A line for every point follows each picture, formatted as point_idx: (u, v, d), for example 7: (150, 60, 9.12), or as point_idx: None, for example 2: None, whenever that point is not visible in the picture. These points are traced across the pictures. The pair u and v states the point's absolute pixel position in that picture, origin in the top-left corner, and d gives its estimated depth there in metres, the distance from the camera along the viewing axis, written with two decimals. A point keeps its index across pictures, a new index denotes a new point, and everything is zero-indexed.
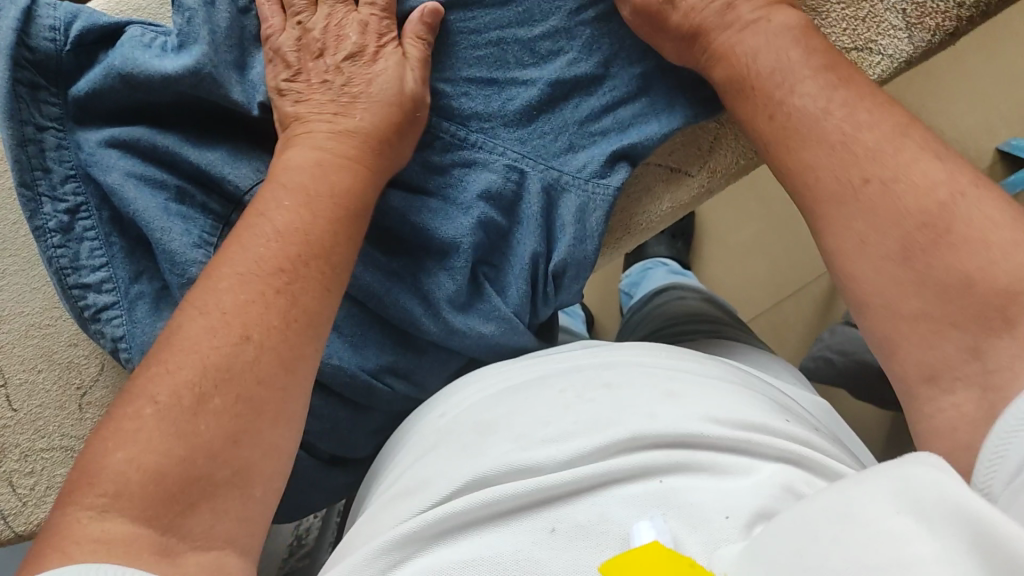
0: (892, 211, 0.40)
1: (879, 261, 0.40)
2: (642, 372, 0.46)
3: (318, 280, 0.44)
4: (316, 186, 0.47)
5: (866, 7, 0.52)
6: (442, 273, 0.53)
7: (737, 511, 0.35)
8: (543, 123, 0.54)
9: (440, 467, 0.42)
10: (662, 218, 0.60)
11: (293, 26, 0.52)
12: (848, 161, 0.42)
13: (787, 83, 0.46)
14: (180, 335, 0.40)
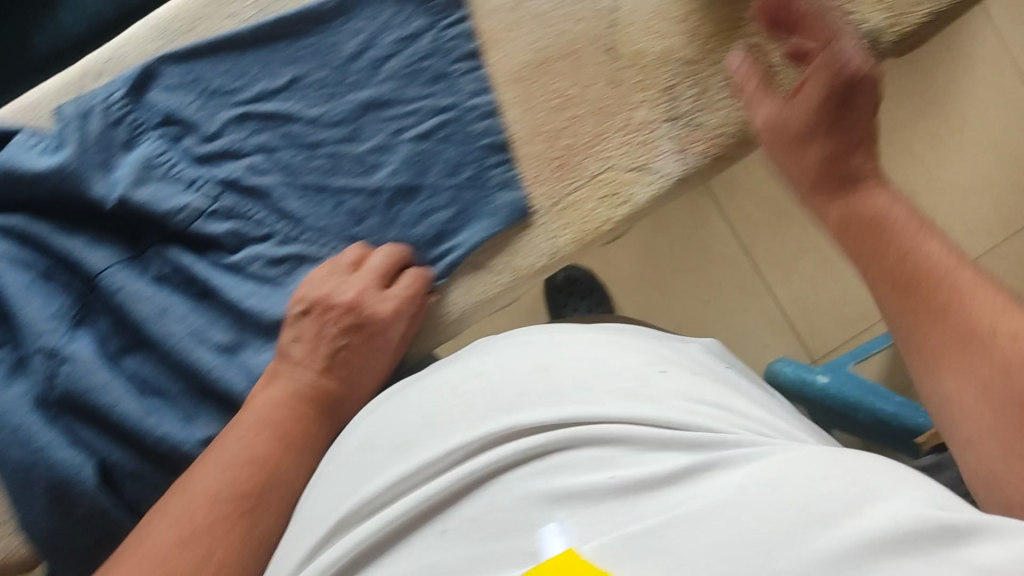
0: (962, 328, 0.46)
1: (966, 380, 0.44)
2: (528, 356, 0.53)
3: (277, 504, 0.54)
4: (285, 431, 0.56)
5: (644, 133, 0.61)
6: (264, 349, 0.61)
7: (627, 472, 0.43)
8: (367, 225, 0.62)
9: (336, 492, 0.50)
10: (472, 310, 0.65)
11: (157, 137, 0.61)
12: (899, 286, 0.49)
13: (901, 229, 0.51)
14: (147, 544, 0.50)
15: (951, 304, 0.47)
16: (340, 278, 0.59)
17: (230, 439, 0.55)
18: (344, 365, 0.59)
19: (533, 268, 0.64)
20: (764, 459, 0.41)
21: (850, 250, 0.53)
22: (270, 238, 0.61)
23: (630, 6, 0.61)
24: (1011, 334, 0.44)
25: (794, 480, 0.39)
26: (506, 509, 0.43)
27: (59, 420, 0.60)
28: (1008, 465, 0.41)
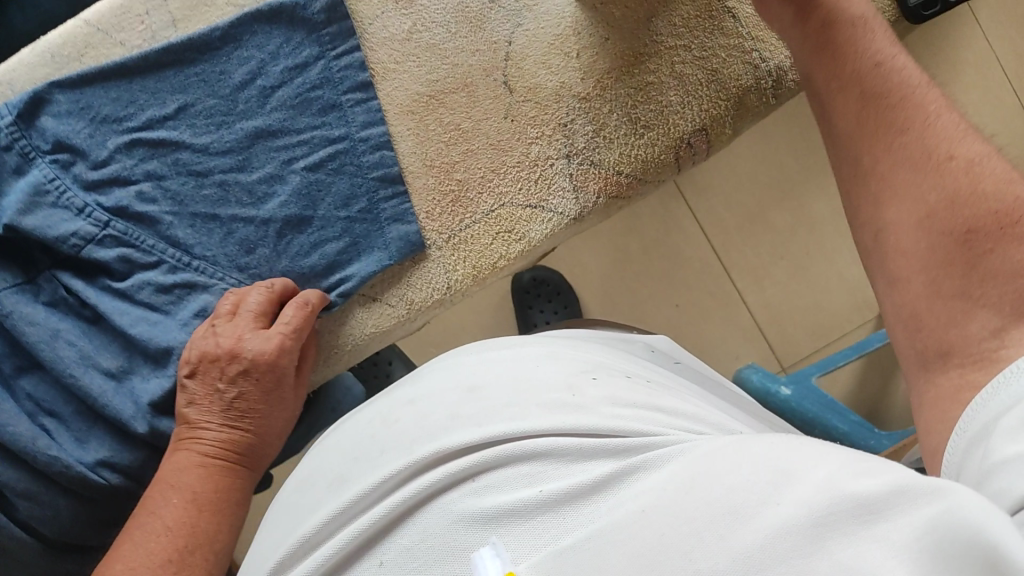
0: (948, 183, 0.43)
1: (935, 236, 0.43)
2: (454, 375, 0.52)
3: (201, 564, 0.56)
4: (200, 487, 0.58)
5: (539, 170, 0.60)
6: (154, 376, 0.62)
7: (556, 484, 0.40)
8: (259, 254, 0.62)
9: (282, 527, 0.49)
10: (368, 340, 0.64)
11: (47, 163, 0.61)
12: (879, 181, 0.46)
13: (923, 111, 0.46)
14: None
15: (933, 154, 0.44)
16: (216, 333, 0.58)
17: (145, 512, 0.56)
18: (239, 407, 0.60)
19: (428, 301, 0.62)
20: (698, 464, 0.37)
21: (820, 61, 0.52)
22: (161, 265, 0.61)
23: (523, 40, 0.60)
24: (990, 155, 0.44)
25: (724, 485, 0.36)
26: (440, 532, 0.41)
27: None
28: (931, 305, 0.43)
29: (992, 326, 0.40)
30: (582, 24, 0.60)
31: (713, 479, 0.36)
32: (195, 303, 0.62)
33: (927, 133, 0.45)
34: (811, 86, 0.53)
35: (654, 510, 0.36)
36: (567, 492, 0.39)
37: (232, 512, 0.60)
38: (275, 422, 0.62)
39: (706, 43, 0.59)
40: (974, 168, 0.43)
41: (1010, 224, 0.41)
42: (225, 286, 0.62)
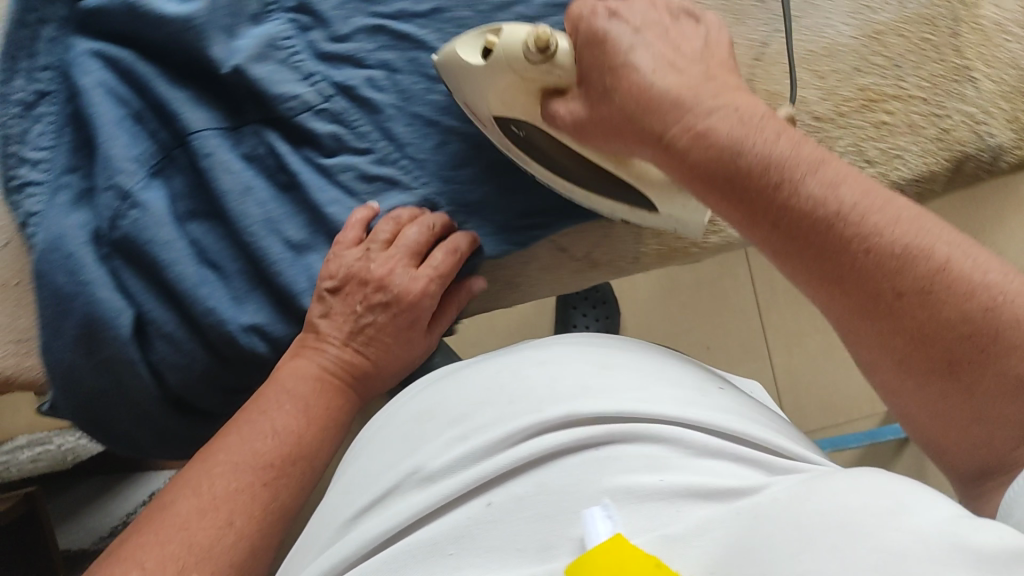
0: (938, 322, 0.42)
1: (876, 345, 0.45)
2: (576, 351, 0.52)
3: (299, 476, 0.57)
4: (314, 401, 0.58)
5: None
6: None
7: (679, 477, 0.43)
8: (465, 172, 0.62)
9: (389, 456, 0.50)
10: (543, 286, 0.66)
11: (290, 21, 0.60)
12: (887, 337, 0.44)
13: (869, 227, 0.44)
14: (171, 510, 0.52)
15: (945, 357, 0.43)
16: (367, 257, 0.59)
17: (257, 412, 0.57)
18: (377, 338, 0.61)
19: (612, 264, 0.64)
20: (830, 486, 0.40)
21: (667, 154, 0.49)
22: (369, 155, 0.61)
23: (782, 45, 0.61)
24: (974, 260, 0.43)
25: (865, 512, 0.38)
26: (557, 492, 0.43)
27: (109, 261, 0.59)
28: (948, 411, 0.44)
29: (1013, 440, 0.41)
30: (837, 49, 0.62)
31: (847, 503, 0.38)
32: (392, 201, 0.62)
33: (897, 251, 0.43)
34: (763, 237, 0.47)
35: (769, 517, 0.40)
36: (688, 492, 0.42)
37: (339, 435, 0.60)
38: (395, 366, 0.63)
39: (944, 104, 0.62)
40: (931, 296, 0.42)
41: (990, 346, 0.41)
42: (423, 193, 0.62)
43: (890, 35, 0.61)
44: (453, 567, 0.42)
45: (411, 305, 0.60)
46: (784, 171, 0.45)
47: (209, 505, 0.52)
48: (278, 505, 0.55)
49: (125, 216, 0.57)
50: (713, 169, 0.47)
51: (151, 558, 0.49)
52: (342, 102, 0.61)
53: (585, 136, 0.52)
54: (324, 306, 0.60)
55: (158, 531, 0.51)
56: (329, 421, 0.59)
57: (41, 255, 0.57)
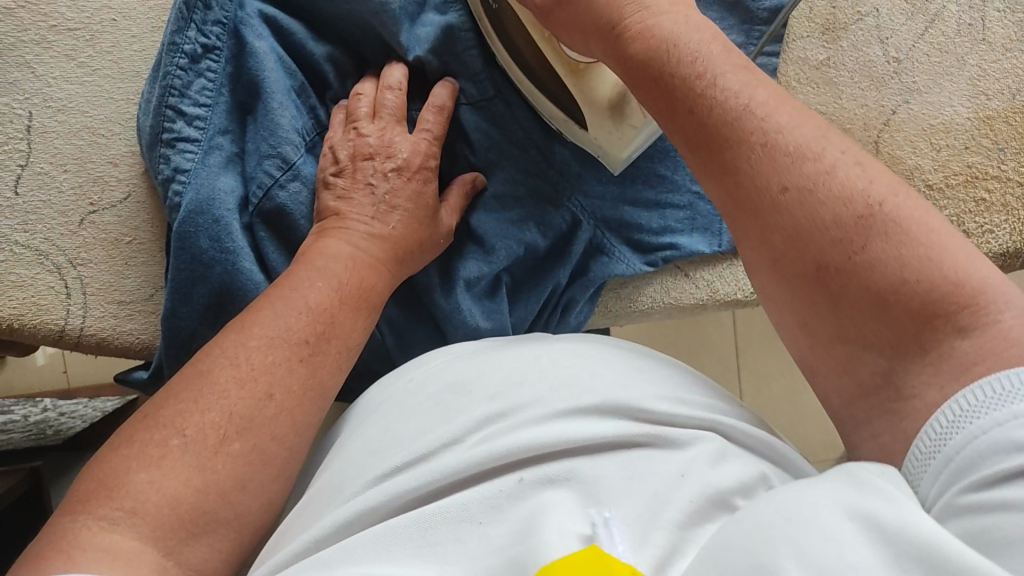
0: (812, 223, 0.39)
1: (792, 278, 0.40)
2: (614, 350, 0.48)
3: (335, 357, 0.49)
4: (348, 277, 0.51)
5: None
6: (473, 259, 0.60)
7: (703, 478, 0.38)
8: (607, 188, 0.63)
9: (410, 423, 0.44)
10: (659, 310, 0.66)
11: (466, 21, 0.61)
12: (801, 245, 0.40)
13: (767, 132, 0.42)
14: (209, 379, 0.44)
15: (819, 256, 0.39)
16: (359, 129, 0.56)
17: (288, 290, 0.49)
18: (391, 209, 0.55)
19: (730, 297, 0.65)
20: (791, 487, 0.33)
21: (642, 90, 0.47)
22: (519, 160, 0.62)
23: (905, 115, 0.67)
24: (829, 164, 0.41)
25: (809, 505, 0.30)
26: (586, 480, 0.38)
27: (253, 230, 0.56)
28: (815, 351, 0.40)
29: (880, 370, 0.37)
30: (953, 126, 0.67)
31: (801, 500, 0.31)
32: (536, 207, 0.62)
33: (790, 151, 0.41)
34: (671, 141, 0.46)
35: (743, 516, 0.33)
36: (705, 501, 0.36)
37: (372, 318, 0.52)
38: (410, 237, 0.55)
39: None
40: (811, 194, 0.40)
41: (859, 252, 0.38)
42: (568, 204, 0.62)
43: (999, 121, 0.67)
44: (480, 537, 0.36)
45: (421, 167, 0.57)
46: (708, 69, 0.45)
47: (247, 378, 0.45)
48: (318, 387, 0.47)
49: (283, 187, 0.56)
50: (643, 65, 0.47)
51: (193, 424, 0.42)
52: (500, 106, 0.61)
53: (552, 22, 0.52)
54: (335, 180, 0.55)
55: (194, 399, 0.43)
56: (360, 302, 0.51)
57: (187, 215, 0.54)
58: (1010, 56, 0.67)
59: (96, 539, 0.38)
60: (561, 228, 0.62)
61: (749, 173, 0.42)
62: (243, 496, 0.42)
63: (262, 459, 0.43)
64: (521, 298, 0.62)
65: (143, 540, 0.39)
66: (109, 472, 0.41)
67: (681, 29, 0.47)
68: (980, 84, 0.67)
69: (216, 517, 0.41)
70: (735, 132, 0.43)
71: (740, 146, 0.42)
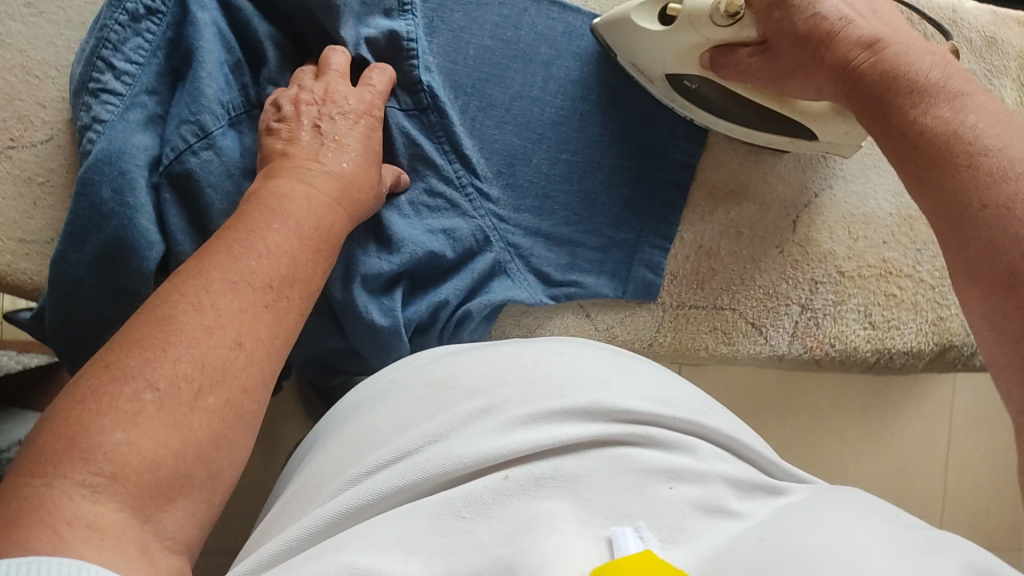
0: (1006, 237, 0.40)
1: (984, 282, 0.40)
2: (597, 355, 0.52)
3: (297, 303, 0.50)
4: (304, 216, 0.53)
5: (777, 302, 0.67)
6: (377, 255, 0.59)
7: (687, 489, 0.41)
8: (524, 217, 0.64)
9: (397, 418, 0.46)
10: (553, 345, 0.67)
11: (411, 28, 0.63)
12: (991, 251, 0.40)
13: (970, 150, 0.44)
14: (173, 326, 0.43)
15: (997, 267, 0.40)
16: (302, 86, 0.58)
17: (244, 233, 0.50)
18: (339, 150, 0.57)
19: (626, 343, 0.67)
20: (818, 519, 0.39)
21: (845, 96, 0.51)
22: (440, 171, 0.62)
23: (832, 200, 0.69)
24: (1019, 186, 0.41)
25: (857, 548, 0.36)
26: (568, 479, 0.40)
27: (159, 191, 0.57)
28: (993, 346, 0.40)
29: None
30: (874, 220, 0.69)
31: (849, 541, 0.37)
32: (450, 221, 0.62)
33: (994, 172, 0.42)
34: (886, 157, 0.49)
35: (763, 541, 0.38)
36: (696, 512, 0.40)
37: (333, 258, 0.54)
38: (363, 191, 0.57)
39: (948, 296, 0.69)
40: (1015, 208, 0.40)
41: None
42: (480, 222, 0.62)
43: (921, 222, 0.70)
44: (463, 534, 0.38)
45: (366, 113, 0.59)
46: (925, 95, 0.47)
47: (212, 327, 0.44)
48: (282, 332, 0.48)
49: (196, 153, 0.56)
50: (861, 87, 0.50)
51: (165, 377, 0.41)
52: (434, 117, 0.62)
53: (785, 78, 0.54)
54: (280, 127, 0.57)
55: (162, 348, 0.42)
56: (320, 244, 0.53)
57: (94, 163, 0.55)
58: None
59: (80, 508, 0.36)
60: (469, 245, 0.62)
61: (953, 178, 0.44)
62: (216, 454, 0.42)
63: (235, 413, 0.44)
64: (414, 301, 0.61)
65: (125, 510, 0.38)
66: (80, 431, 0.38)
67: (911, 59, 0.49)
68: None
69: (190, 479, 0.41)
70: (926, 155, 0.45)
71: (948, 167, 0.44)
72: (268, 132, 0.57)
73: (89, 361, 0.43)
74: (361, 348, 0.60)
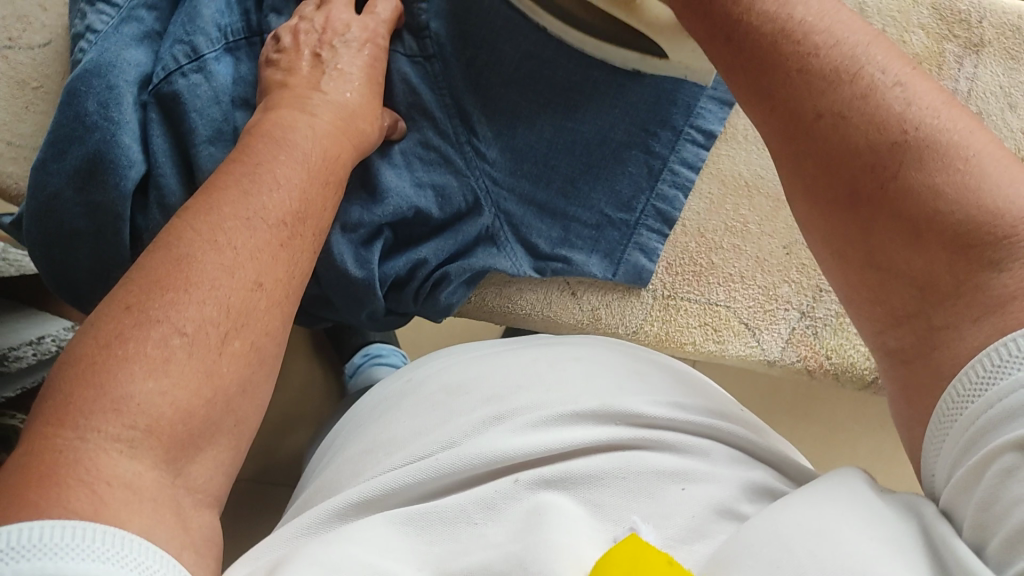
0: (844, 152, 0.40)
1: (829, 206, 0.41)
2: (615, 353, 0.52)
3: (310, 240, 0.49)
4: (313, 148, 0.51)
5: (774, 305, 0.64)
6: (360, 204, 0.57)
7: (699, 490, 0.41)
8: (520, 183, 0.61)
9: (413, 424, 0.47)
10: (535, 320, 0.64)
11: None
12: (835, 168, 0.40)
13: (800, 59, 0.42)
14: (197, 266, 0.41)
15: (846, 182, 0.40)
16: (303, 17, 0.57)
17: (252, 166, 0.48)
18: (342, 79, 0.55)
19: (610, 329, 0.64)
20: (802, 496, 0.37)
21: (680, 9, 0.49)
22: (437, 123, 0.60)
23: None
24: (864, 90, 0.40)
25: (829, 520, 0.34)
26: (580, 481, 0.41)
27: (146, 110, 0.55)
28: (839, 266, 0.41)
29: (913, 296, 0.38)
30: None
31: (822, 515, 0.35)
32: (442, 178, 0.59)
33: (827, 75, 0.41)
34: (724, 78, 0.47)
35: (746, 528, 0.36)
36: (705, 513, 0.40)
37: (340, 190, 0.52)
38: (366, 122, 0.55)
39: None
40: (847, 121, 0.40)
41: (890, 180, 0.38)
42: (472, 182, 0.60)
43: None
44: (474, 536, 0.39)
45: (368, 43, 0.57)
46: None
47: (231, 267, 0.43)
48: (298, 271, 0.47)
49: (185, 75, 0.55)
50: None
51: (191, 321, 0.39)
52: (439, 66, 0.60)
53: None
54: (279, 57, 0.55)
55: (183, 290, 0.40)
56: (329, 174, 0.51)
57: (82, 74, 0.54)
58: None
59: (116, 465, 0.34)
60: (458, 204, 0.59)
61: (784, 96, 0.42)
62: (242, 400, 0.41)
63: (259, 356, 0.42)
64: (395, 257, 0.59)
65: (159, 465, 0.36)
66: (108, 380, 0.36)
67: None
68: None
69: (220, 426, 0.39)
70: (766, 80, 0.43)
71: (784, 89, 0.42)
72: (268, 64, 0.55)
73: (107, 301, 0.40)
74: (332, 295, 0.58)
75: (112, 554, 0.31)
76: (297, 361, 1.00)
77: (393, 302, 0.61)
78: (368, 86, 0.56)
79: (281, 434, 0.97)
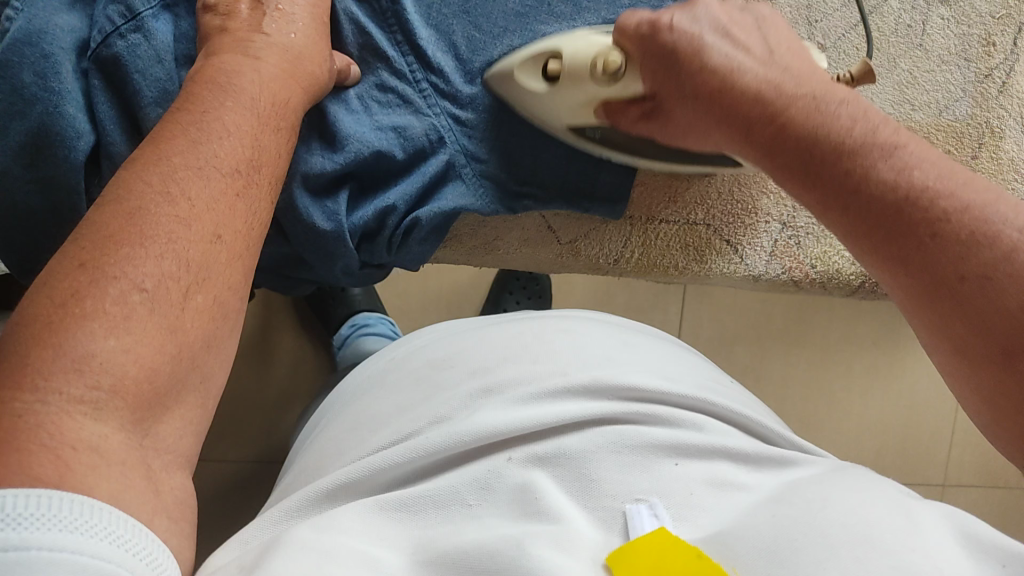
0: (980, 312, 0.39)
1: (972, 365, 0.40)
2: (600, 327, 0.51)
3: (265, 187, 0.48)
4: (259, 93, 0.49)
5: (754, 219, 0.64)
6: (321, 154, 0.55)
7: (691, 465, 0.40)
8: (483, 120, 0.59)
9: (398, 401, 0.45)
10: (515, 255, 0.64)
11: None
12: (978, 329, 0.39)
13: (932, 222, 0.42)
14: (148, 221, 0.40)
15: (989, 347, 0.39)
16: None
17: (199, 116, 0.47)
18: (283, 21, 0.53)
19: (591, 258, 0.64)
20: (830, 488, 0.38)
21: (773, 158, 0.49)
22: (392, 65, 0.58)
23: None
24: (1009, 251, 0.39)
25: (871, 520, 0.35)
26: (573, 457, 0.39)
27: (88, 77, 0.53)
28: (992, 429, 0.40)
29: None
30: None
31: (861, 516, 0.35)
32: (402, 119, 0.57)
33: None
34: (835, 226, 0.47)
35: (774, 518, 0.36)
36: (706, 487, 0.39)
37: (292, 136, 0.51)
38: (315, 64, 0.53)
39: None
40: (993, 282, 0.39)
41: None
42: (434, 122, 0.58)
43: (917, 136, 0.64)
44: (471, 519, 0.38)
45: None
46: (854, 155, 0.45)
47: (187, 219, 0.42)
48: (256, 223, 0.46)
49: (123, 36, 0.52)
50: (789, 155, 0.48)
51: (150, 276, 0.38)
52: (387, 2, 0.57)
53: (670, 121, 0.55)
54: (215, 2, 0.53)
55: (139, 244, 0.39)
56: (279, 121, 0.50)
57: (13, 44, 0.51)
58: (945, 70, 0.64)
59: (84, 428, 0.34)
60: (421, 145, 0.57)
61: (918, 262, 0.42)
62: (206, 356, 0.41)
63: (222, 311, 0.42)
64: (362, 206, 0.57)
65: (127, 428, 0.35)
66: (67, 338, 0.35)
67: (858, 111, 0.47)
68: (907, 93, 0.64)
69: (186, 382, 0.39)
70: (893, 233, 0.43)
71: (902, 246, 0.42)
72: (204, 9, 0.53)
73: (57, 258, 0.39)
74: (302, 251, 0.57)
75: (80, 523, 0.30)
76: (287, 342, 0.97)
77: (367, 254, 0.60)
78: (310, 21, 0.54)
79: (267, 405, 0.96)
